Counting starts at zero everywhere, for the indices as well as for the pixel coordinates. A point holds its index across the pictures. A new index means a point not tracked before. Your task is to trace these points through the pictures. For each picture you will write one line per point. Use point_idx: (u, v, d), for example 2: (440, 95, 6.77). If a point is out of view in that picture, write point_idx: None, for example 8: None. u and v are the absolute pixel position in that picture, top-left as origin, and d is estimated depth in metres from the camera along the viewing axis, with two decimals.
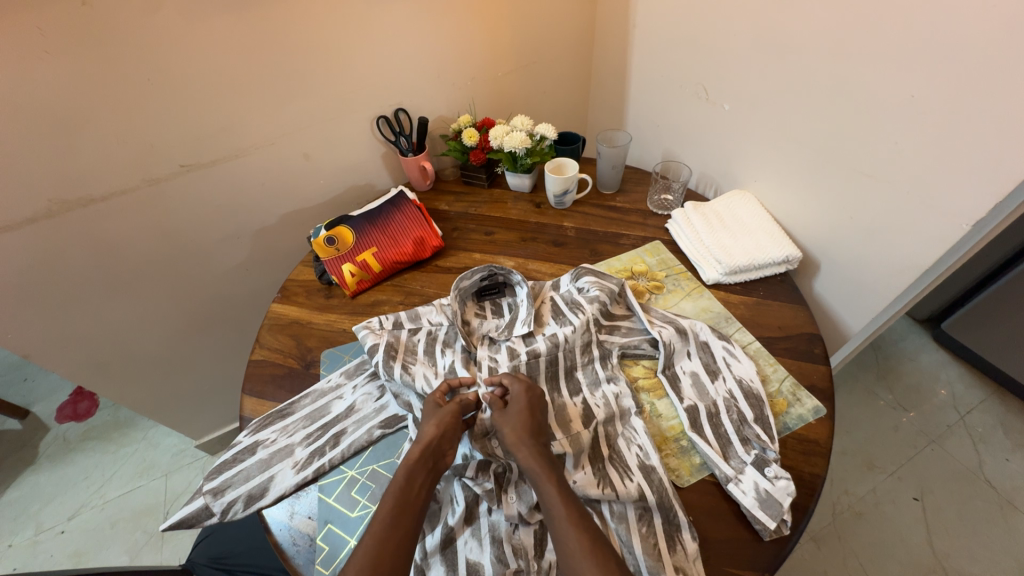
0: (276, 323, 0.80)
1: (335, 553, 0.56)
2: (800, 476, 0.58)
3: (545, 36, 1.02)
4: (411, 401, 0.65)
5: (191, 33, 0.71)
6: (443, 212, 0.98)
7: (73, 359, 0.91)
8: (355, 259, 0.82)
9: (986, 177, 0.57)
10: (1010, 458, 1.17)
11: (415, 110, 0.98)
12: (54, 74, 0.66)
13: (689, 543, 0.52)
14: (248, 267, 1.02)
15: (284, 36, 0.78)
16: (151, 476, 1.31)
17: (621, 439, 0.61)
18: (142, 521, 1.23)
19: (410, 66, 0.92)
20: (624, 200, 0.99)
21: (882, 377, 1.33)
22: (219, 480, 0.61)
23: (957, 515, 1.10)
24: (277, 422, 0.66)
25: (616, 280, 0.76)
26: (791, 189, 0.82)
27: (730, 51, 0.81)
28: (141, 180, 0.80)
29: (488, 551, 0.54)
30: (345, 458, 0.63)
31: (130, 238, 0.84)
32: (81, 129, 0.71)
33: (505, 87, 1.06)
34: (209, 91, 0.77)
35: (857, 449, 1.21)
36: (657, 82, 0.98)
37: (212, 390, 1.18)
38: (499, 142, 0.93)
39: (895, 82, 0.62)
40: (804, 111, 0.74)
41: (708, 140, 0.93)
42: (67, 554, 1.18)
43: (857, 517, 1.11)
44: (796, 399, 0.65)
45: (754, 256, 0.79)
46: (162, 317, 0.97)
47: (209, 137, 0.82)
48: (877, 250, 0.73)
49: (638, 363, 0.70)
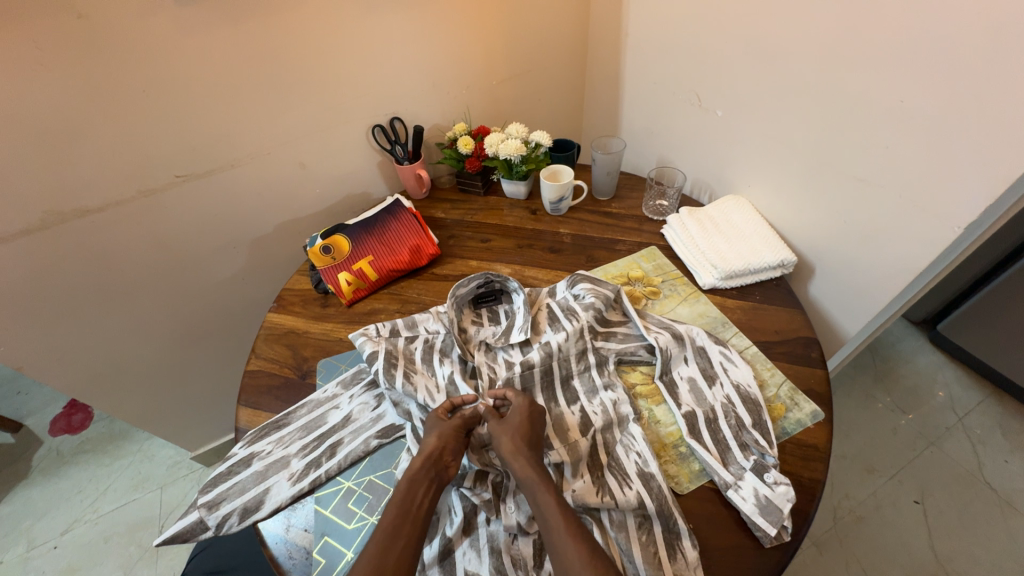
0: (271, 332, 0.80)
1: (331, 566, 0.55)
2: (799, 481, 0.58)
3: (538, 44, 1.03)
4: (410, 410, 0.64)
5: (185, 43, 0.72)
6: (439, 220, 0.98)
7: (68, 371, 0.90)
8: (351, 267, 0.82)
9: (976, 179, 0.58)
10: (1009, 459, 1.17)
11: (410, 119, 0.98)
12: (48, 85, 0.66)
13: (689, 551, 0.52)
14: (243, 277, 1.02)
15: (278, 46, 0.78)
16: (147, 488, 1.30)
17: (620, 446, 0.60)
18: (137, 534, 1.22)
19: (405, 75, 0.92)
20: (620, 206, 0.99)
21: (880, 379, 1.33)
22: (213, 494, 0.60)
23: (958, 517, 1.09)
24: (272, 433, 0.66)
25: (612, 286, 0.76)
26: (785, 194, 0.82)
27: (722, 56, 0.82)
28: (135, 191, 0.80)
29: (487, 562, 0.53)
30: (342, 469, 0.62)
31: (124, 249, 0.84)
32: (77, 141, 0.71)
33: (500, 96, 1.07)
34: (204, 101, 0.78)
35: (857, 452, 1.21)
36: (650, 88, 0.99)
37: (208, 401, 1.17)
38: (494, 149, 0.93)
39: (884, 87, 0.63)
40: (797, 117, 0.75)
41: (701, 146, 0.94)
42: (60, 569, 1.17)
43: (858, 521, 1.10)
44: (794, 404, 0.65)
45: (750, 261, 0.79)
46: (157, 327, 0.96)
47: (205, 148, 0.82)
48: (871, 253, 0.73)
49: (636, 369, 0.70)
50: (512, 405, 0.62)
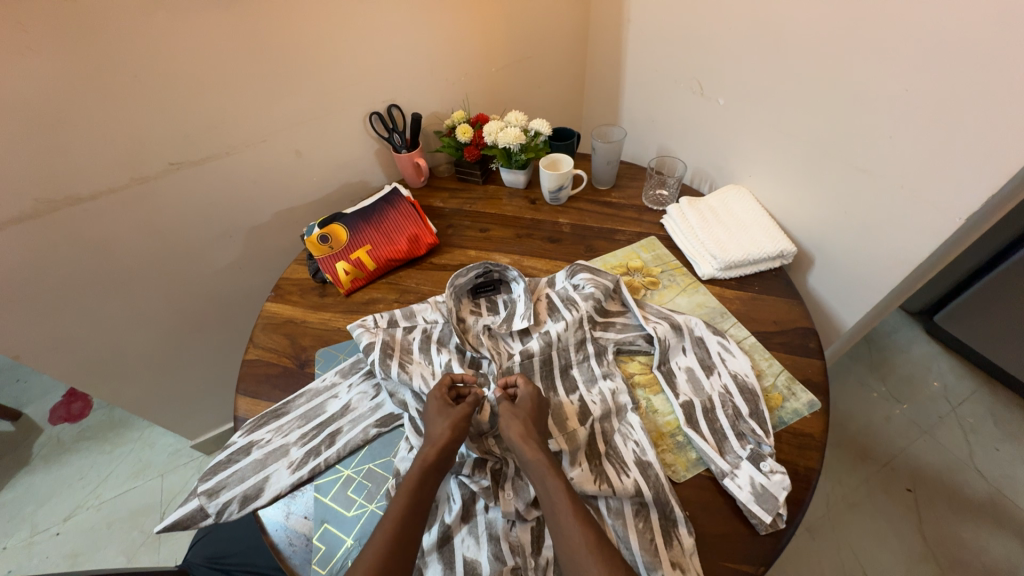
0: (269, 322, 0.80)
1: (331, 552, 0.55)
2: (795, 470, 0.58)
3: (537, 29, 1.02)
4: (406, 400, 0.64)
5: (176, 28, 0.70)
6: (437, 209, 0.98)
7: (66, 359, 0.90)
8: (349, 256, 0.81)
9: (976, 173, 0.58)
10: (1001, 448, 1.19)
11: (408, 106, 0.97)
12: (36, 71, 0.64)
13: (685, 538, 0.53)
14: (240, 265, 1.01)
15: (270, 31, 0.77)
16: (148, 476, 1.30)
17: (618, 435, 0.61)
18: (138, 521, 1.23)
19: (402, 61, 0.91)
20: (620, 196, 0.98)
21: (876, 369, 1.34)
22: (213, 481, 0.61)
23: (948, 505, 1.11)
24: (272, 422, 0.66)
25: (612, 276, 0.76)
26: (785, 184, 0.82)
27: (723, 45, 0.81)
28: (129, 178, 0.79)
29: (486, 549, 0.54)
30: (342, 457, 0.63)
31: (120, 237, 0.83)
32: (69, 128, 0.70)
33: (499, 83, 1.06)
34: (196, 88, 0.76)
35: (851, 440, 1.22)
36: (651, 76, 0.98)
37: (207, 389, 1.18)
38: (493, 137, 0.92)
39: (886, 77, 0.62)
40: (797, 108, 0.75)
41: (702, 135, 0.93)
42: (63, 555, 1.18)
43: (851, 507, 1.12)
44: (791, 393, 0.65)
45: (749, 251, 0.79)
46: (155, 316, 0.96)
47: (199, 135, 0.81)
48: (870, 244, 0.73)
49: (634, 359, 0.70)
50: (523, 393, 0.63)
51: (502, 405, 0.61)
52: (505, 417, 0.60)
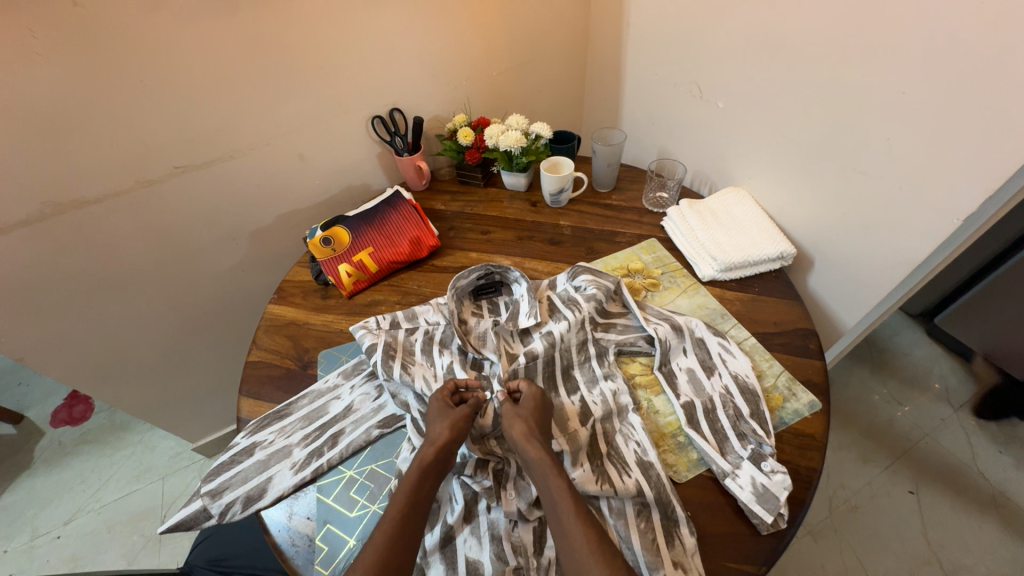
0: (272, 324, 0.80)
1: (334, 553, 0.56)
2: (796, 470, 0.58)
3: (538, 34, 1.03)
4: (408, 401, 0.65)
5: (181, 33, 0.71)
6: (439, 211, 0.98)
7: (70, 361, 0.90)
8: (351, 259, 0.82)
9: (973, 174, 0.58)
10: (1003, 451, 1.19)
11: (409, 110, 0.98)
12: (44, 75, 0.65)
13: (687, 538, 0.53)
14: (243, 268, 1.02)
15: (275, 36, 0.78)
16: (149, 479, 1.30)
17: (619, 436, 0.61)
18: (140, 524, 1.23)
19: (404, 65, 0.92)
20: (620, 198, 0.99)
21: (878, 371, 1.34)
22: (217, 482, 0.61)
23: (951, 507, 1.11)
24: (274, 423, 0.66)
25: (612, 278, 0.76)
26: (785, 186, 0.82)
27: (723, 49, 0.82)
28: (134, 182, 0.80)
29: (488, 549, 0.54)
30: (344, 458, 0.63)
31: (124, 240, 0.84)
32: (76, 132, 0.71)
33: (500, 86, 1.06)
34: (201, 92, 0.77)
35: (853, 442, 1.22)
36: (651, 79, 0.99)
37: (210, 392, 1.18)
38: (494, 141, 0.92)
39: (884, 79, 0.63)
40: (797, 110, 0.75)
41: (702, 137, 0.94)
42: (63, 559, 1.18)
43: (853, 511, 1.12)
44: (792, 394, 0.65)
45: (749, 253, 0.79)
46: (158, 319, 0.97)
47: (203, 138, 0.82)
48: (869, 245, 0.73)
49: (635, 360, 0.70)
50: (524, 392, 0.63)
51: (503, 407, 0.61)
52: (507, 418, 0.60)
